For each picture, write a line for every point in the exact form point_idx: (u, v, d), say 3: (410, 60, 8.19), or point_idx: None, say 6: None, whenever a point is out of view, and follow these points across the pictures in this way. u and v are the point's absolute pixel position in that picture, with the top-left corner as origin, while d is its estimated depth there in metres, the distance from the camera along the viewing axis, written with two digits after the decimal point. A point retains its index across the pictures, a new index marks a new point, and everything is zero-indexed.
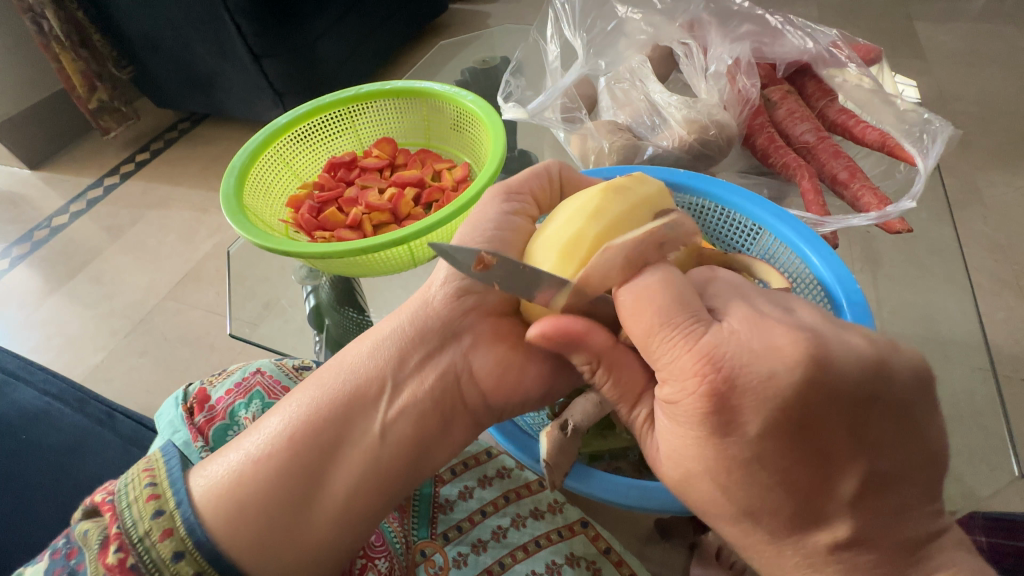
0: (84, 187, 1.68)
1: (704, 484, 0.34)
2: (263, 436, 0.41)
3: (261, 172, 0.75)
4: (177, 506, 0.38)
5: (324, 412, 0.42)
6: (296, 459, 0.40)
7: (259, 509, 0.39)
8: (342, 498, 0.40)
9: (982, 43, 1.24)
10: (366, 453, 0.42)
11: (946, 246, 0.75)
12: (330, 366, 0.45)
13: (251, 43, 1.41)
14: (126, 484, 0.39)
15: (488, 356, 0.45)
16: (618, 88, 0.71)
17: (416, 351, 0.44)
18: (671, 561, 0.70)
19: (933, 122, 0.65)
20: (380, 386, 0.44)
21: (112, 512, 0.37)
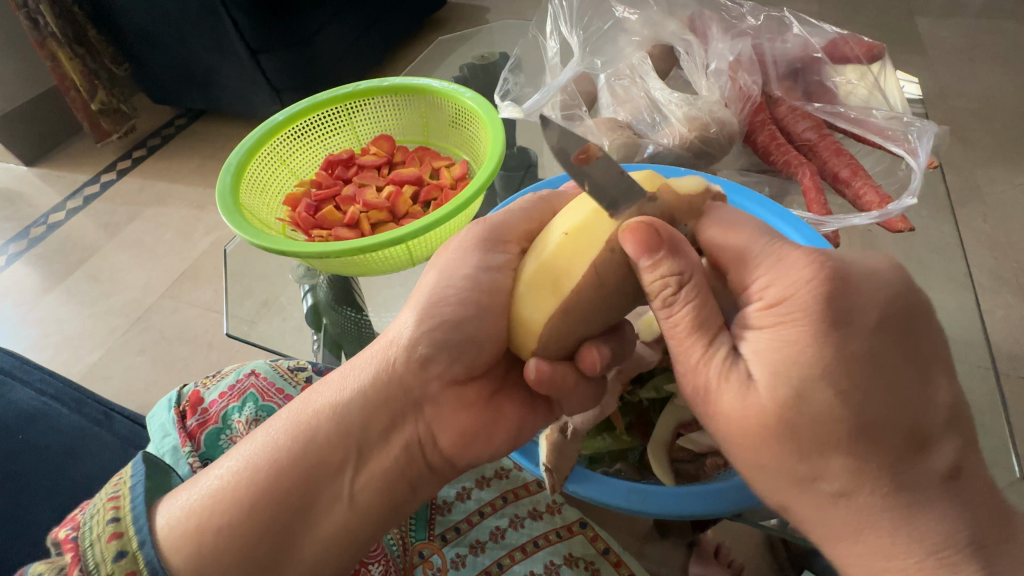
0: (80, 184, 1.67)
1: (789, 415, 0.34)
2: (222, 490, 0.40)
3: (258, 169, 0.74)
4: (139, 546, 0.38)
5: (284, 466, 0.41)
6: (253, 524, 0.39)
7: (221, 565, 0.39)
8: (308, 563, 0.41)
9: (982, 39, 1.24)
10: (332, 520, 0.42)
11: (946, 244, 0.74)
12: (286, 422, 0.43)
13: (248, 38, 1.40)
14: (89, 520, 0.38)
15: (451, 425, 0.45)
16: (618, 85, 0.70)
17: (380, 416, 0.44)
18: (670, 559, 0.69)
19: (916, 123, 0.66)
20: (342, 442, 0.43)
21: (75, 552, 0.37)
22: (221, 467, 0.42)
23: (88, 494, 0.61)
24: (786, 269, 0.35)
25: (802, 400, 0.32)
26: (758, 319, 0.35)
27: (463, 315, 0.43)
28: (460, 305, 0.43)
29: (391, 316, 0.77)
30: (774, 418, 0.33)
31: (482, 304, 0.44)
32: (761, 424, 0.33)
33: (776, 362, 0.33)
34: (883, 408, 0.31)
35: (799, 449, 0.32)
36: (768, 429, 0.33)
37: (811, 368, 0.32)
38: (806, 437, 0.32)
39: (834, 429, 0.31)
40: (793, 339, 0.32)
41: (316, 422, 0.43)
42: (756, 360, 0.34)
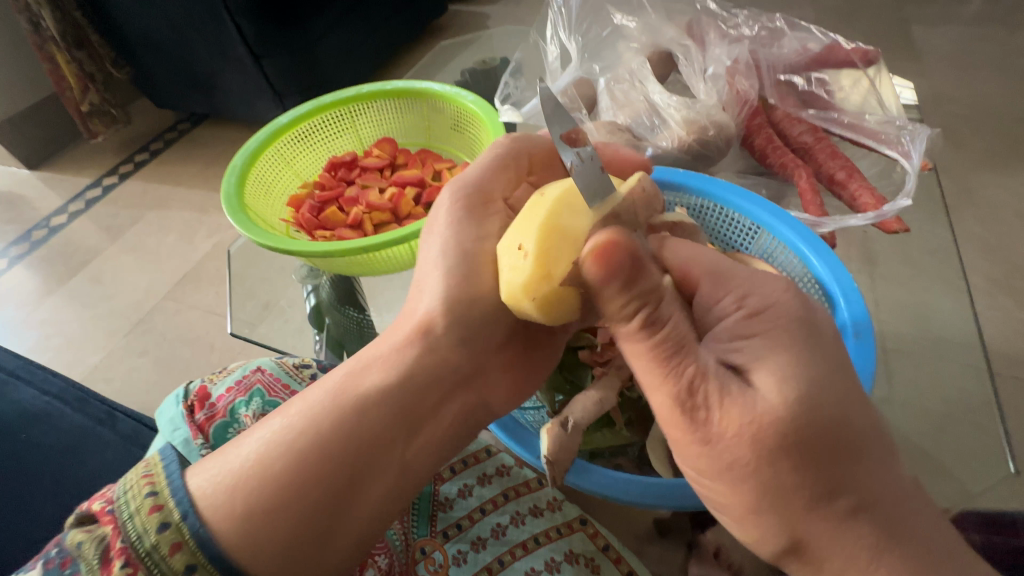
0: (83, 187, 1.68)
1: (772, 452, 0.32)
2: (260, 457, 0.39)
3: (262, 171, 0.75)
4: (182, 518, 0.36)
5: (334, 436, 0.40)
6: (316, 489, 0.39)
7: (272, 533, 0.37)
8: (352, 534, 0.40)
9: (976, 45, 1.25)
10: (385, 488, 0.42)
11: (941, 246, 0.75)
12: (328, 391, 0.42)
13: (251, 43, 1.42)
14: (125, 494, 0.37)
15: (500, 392, 0.50)
16: (617, 89, 0.71)
17: (432, 385, 0.45)
18: (669, 558, 0.69)
19: (910, 127, 0.68)
20: (396, 420, 0.43)
21: (116, 523, 0.35)
22: (259, 437, 0.40)
23: (91, 493, 0.62)
24: (762, 296, 0.35)
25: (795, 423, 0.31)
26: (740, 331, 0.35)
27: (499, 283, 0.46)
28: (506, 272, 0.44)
29: (393, 316, 0.78)
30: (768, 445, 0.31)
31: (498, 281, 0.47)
32: (753, 450, 0.31)
33: (776, 385, 0.32)
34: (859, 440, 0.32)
35: (794, 477, 0.31)
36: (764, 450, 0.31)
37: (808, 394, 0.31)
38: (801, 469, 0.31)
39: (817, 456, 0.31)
40: (785, 359, 0.32)
41: (369, 394, 0.42)
42: (754, 384, 0.32)
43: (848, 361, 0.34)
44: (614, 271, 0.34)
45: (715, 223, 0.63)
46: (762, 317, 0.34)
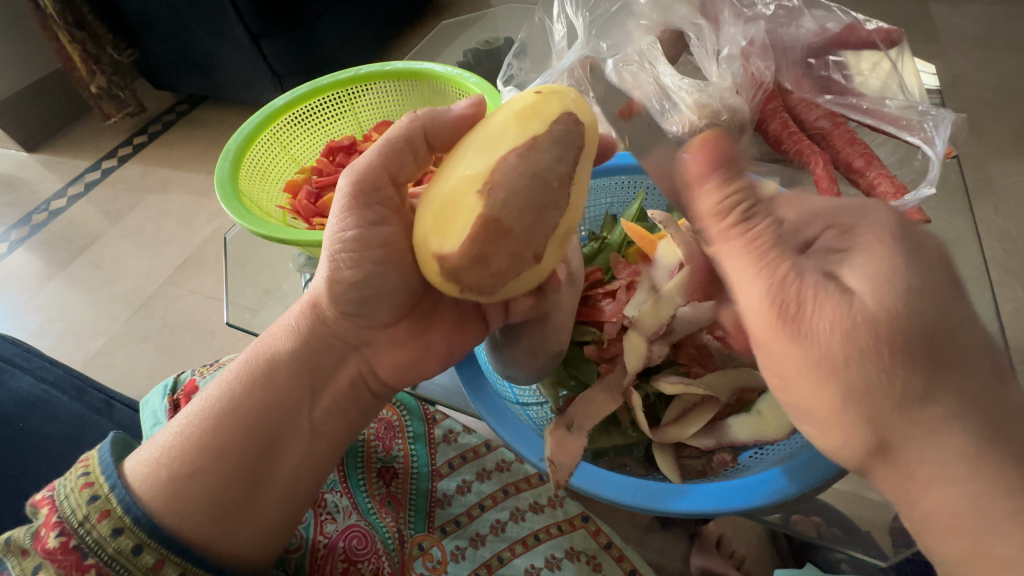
0: (81, 170, 1.66)
1: (887, 339, 0.29)
2: (184, 430, 0.42)
3: (257, 154, 0.73)
4: (111, 489, 0.39)
5: (243, 410, 0.43)
6: (222, 460, 0.41)
7: (196, 493, 0.40)
8: (283, 484, 0.44)
9: (996, 26, 1.20)
10: (302, 443, 0.45)
11: (957, 237, 0.73)
12: (237, 372, 0.45)
13: (248, 22, 1.38)
14: (62, 479, 0.40)
15: (388, 357, 0.49)
16: (626, 69, 0.67)
17: (325, 357, 0.47)
18: (671, 549, 0.68)
19: (932, 112, 0.65)
20: (298, 381, 0.46)
21: (52, 505, 0.38)
22: (172, 425, 0.43)
23: None
24: (863, 205, 0.34)
25: (898, 309, 0.29)
26: (835, 245, 0.33)
27: (364, 275, 0.44)
28: (353, 260, 0.43)
29: None
30: (868, 331, 0.29)
31: (365, 251, 0.43)
32: (857, 338, 0.29)
33: (872, 274, 0.30)
34: (967, 333, 0.30)
35: (892, 368, 0.29)
36: (871, 346, 0.29)
37: (913, 281, 0.30)
38: (881, 367, 0.29)
39: (930, 350, 0.29)
40: (882, 250, 0.31)
41: (269, 363, 0.45)
42: (853, 275, 0.31)
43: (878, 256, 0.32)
44: (712, 164, 0.34)
45: None
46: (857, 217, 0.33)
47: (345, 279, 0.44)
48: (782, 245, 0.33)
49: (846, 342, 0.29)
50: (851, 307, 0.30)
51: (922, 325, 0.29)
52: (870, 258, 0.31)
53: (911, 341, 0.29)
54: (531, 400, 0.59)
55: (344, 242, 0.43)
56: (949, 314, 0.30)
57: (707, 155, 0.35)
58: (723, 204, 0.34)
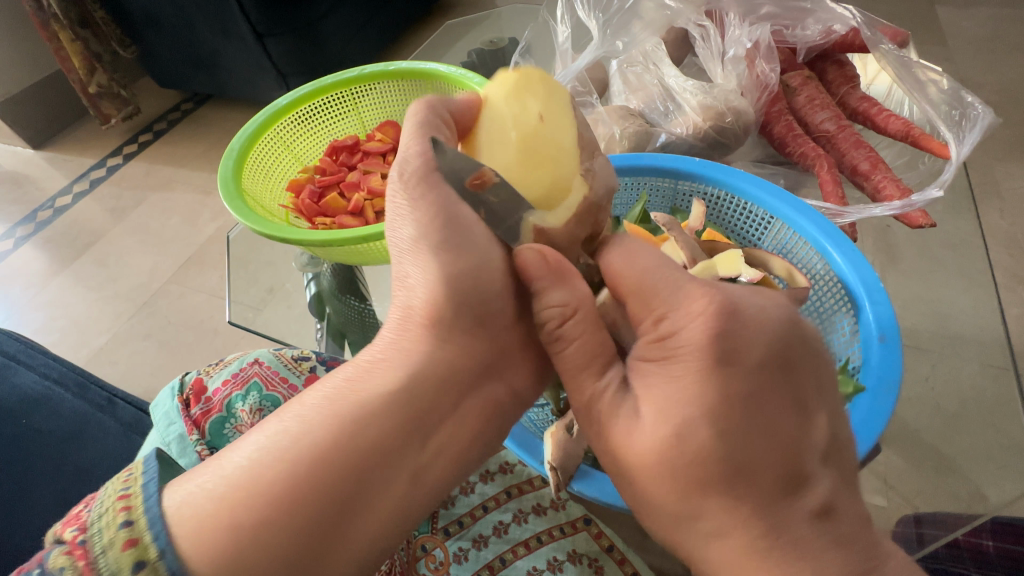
0: (87, 168, 1.67)
1: (676, 462, 0.31)
2: (247, 467, 0.31)
3: (261, 154, 0.73)
4: (159, 557, 0.28)
5: (335, 453, 0.32)
6: (300, 519, 0.30)
7: (265, 563, 0.30)
8: (367, 553, 0.33)
9: (1004, 29, 1.20)
10: (396, 503, 0.34)
11: (963, 241, 0.72)
12: (327, 394, 0.35)
13: (253, 20, 1.38)
14: (96, 518, 0.29)
15: (520, 375, 0.42)
16: (630, 72, 0.69)
17: (448, 379, 0.37)
18: (672, 554, 0.67)
19: (967, 112, 0.62)
20: (408, 416, 0.35)
21: (80, 560, 0.27)
22: (237, 456, 0.32)
23: (90, 481, 0.61)
24: (682, 304, 0.33)
25: (687, 443, 0.31)
26: (653, 353, 0.34)
27: (473, 262, 0.38)
28: (459, 233, 0.38)
29: None
30: (661, 459, 0.32)
31: (462, 232, 0.38)
32: (652, 462, 0.32)
33: (667, 404, 0.32)
34: (761, 451, 0.31)
35: (676, 490, 0.32)
36: (663, 471, 0.32)
37: (700, 412, 0.31)
38: (678, 485, 0.32)
39: (712, 474, 0.31)
40: (683, 375, 0.32)
41: (369, 390, 0.35)
42: (651, 401, 0.33)
43: (762, 363, 0.32)
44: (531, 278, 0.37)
45: (731, 212, 0.61)
46: (676, 326, 0.33)
47: (463, 271, 0.38)
48: (599, 359, 0.37)
49: (649, 467, 0.32)
50: (650, 436, 0.32)
51: (693, 455, 0.31)
52: (670, 383, 0.32)
53: (697, 468, 0.31)
54: (531, 402, 0.59)
55: (435, 210, 0.38)
56: (738, 437, 0.31)
57: (534, 261, 0.37)
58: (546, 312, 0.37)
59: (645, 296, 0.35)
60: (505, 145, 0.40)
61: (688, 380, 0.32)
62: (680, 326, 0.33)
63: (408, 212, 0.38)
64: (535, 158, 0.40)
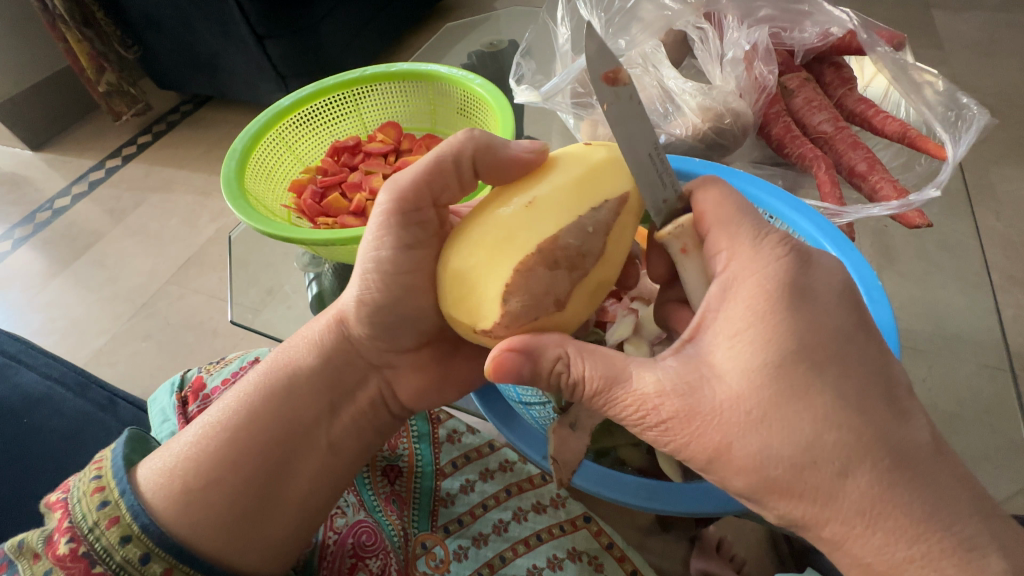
0: (86, 169, 1.67)
1: (769, 405, 0.31)
2: (197, 437, 0.42)
3: (263, 154, 0.74)
4: (121, 495, 0.39)
5: (259, 425, 0.43)
6: (237, 471, 0.41)
7: (209, 506, 0.40)
8: (295, 502, 0.44)
9: (998, 33, 1.21)
10: (318, 462, 0.45)
11: (959, 242, 0.73)
12: (261, 379, 0.45)
13: (254, 23, 1.39)
14: (75, 481, 0.40)
15: (408, 384, 0.50)
16: (629, 74, 0.69)
17: (349, 374, 0.47)
18: (672, 552, 0.68)
19: (962, 113, 0.64)
20: (318, 398, 0.46)
21: (64, 509, 0.38)
22: (189, 433, 0.43)
23: None
24: (751, 250, 0.35)
25: (772, 383, 0.31)
26: (714, 308, 0.34)
27: (394, 297, 0.43)
28: (383, 282, 0.43)
29: None
30: (752, 406, 0.31)
31: (401, 274, 0.42)
32: (741, 414, 0.32)
33: (746, 350, 0.32)
34: (857, 386, 0.31)
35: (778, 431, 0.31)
36: (752, 418, 0.31)
37: (781, 352, 0.31)
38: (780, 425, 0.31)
39: (807, 409, 0.31)
40: (762, 318, 0.32)
41: (292, 376, 0.45)
42: (727, 355, 0.33)
43: (837, 301, 0.33)
44: (517, 375, 0.36)
45: None
46: (742, 271, 0.34)
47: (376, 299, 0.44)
48: (617, 378, 0.35)
49: (733, 421, 0.32)
50: (730, 385, 0.32)
51: (786, 390, 0.31)
52: (750, 325, 0.32)
53: (790, 408, 0.31)
54: None
55: (377, 263, 0.43)
56: (823, 370, 0.31)
57: (510, 366, 0.36)
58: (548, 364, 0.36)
59: (712, 239, 0.37)
60: (494, 226, 0.39)
61: (774, 321, 0.32)
62: (727, 311, 0.34)
63: (360, 257, 0.44)
64: (504, 248, 0.38)
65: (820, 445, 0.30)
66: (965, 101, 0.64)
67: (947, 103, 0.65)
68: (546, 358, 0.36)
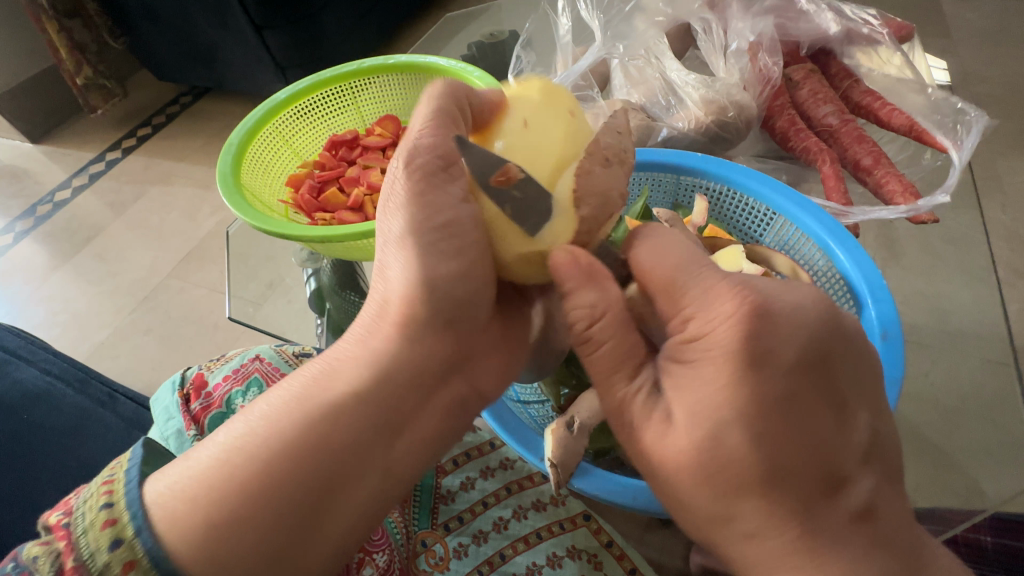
0: (86, 162, 1.66)
1: (716, 468, 0.31)
2: (217, 458, 0.33)
3: (260, 149, 0.73)
4: (137, 533, 0.30)
5: (292, 444, 0.33)
6: (265, 505, 0.31)
7: (223, 554, 0.30)
8: (333, 543, 0.33)
9: (1008, 21, 1.18)
10: (368, 494, 0.34)
11: (964, 236, 0.72)
12: (300, 382, 0.35)
13: (252, 13, 1.37)
14: (82, 504, 0.31)
15: (489, 369, 0.41)
16: (631, 66, 0.68)
17: (414, 375, 0.37)
18: (670, 548, 0.68)
19: (962, 114, 0.63)
20: (373, 411, 0.35)
21: (68, 540, 0.30)
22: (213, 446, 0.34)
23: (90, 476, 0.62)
24: (711, 304, 0.32)
25: (718, 450, 0.31)
26: (681, 356, 0.33)
27: (458, 269, 0.37)
28: (449, 225, 0.36)
29: None
30: (694, 466, 0.31)
31: (453, 207, 0.37)
32: (685, 470, 0.32)
33: (700, 411, 0.31)
34: (796, 453, 0.30)
35: (718, 493, 0.31)
36: (690, 475, 0.32)
37: (730, 418, 0.30)
38: (718, 489, 0.31)
39: (745, 477, 0.30)
40: (713, 382, 0.31)
41: (332, 383, 0.35)
42: (682, 409, 0.32)
43: (800, 362, 0.31)
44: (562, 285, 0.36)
45: (732, 207, 0.60)
46: (704, 328, 0.32)
47: (443, 280, 0.36)
48: (631, 362, 0.36)
49: (681, 473, 0.32)
50: (678, 443, 0.32)
51: (726, 460, 0.30)
52: (703, 389, 0.31)
53: (728, 478, 0.31)
54: (532, 399, 0.59)
55: (423, 182, 0.36)
56: (766, 443, 0.30)
57: (569, 267, 0.36)
58: (587, 307, 0.36)
59: (672, 295, 0.35)
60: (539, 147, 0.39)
61: (722, 387, 0.31)
62: (697, 369, 0.32)
63: (394, 203, 0.38)
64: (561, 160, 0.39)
65: (739, 509, 0.31)
66: (964, 106, 0.64)
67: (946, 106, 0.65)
68: (584, 301, 0.36)
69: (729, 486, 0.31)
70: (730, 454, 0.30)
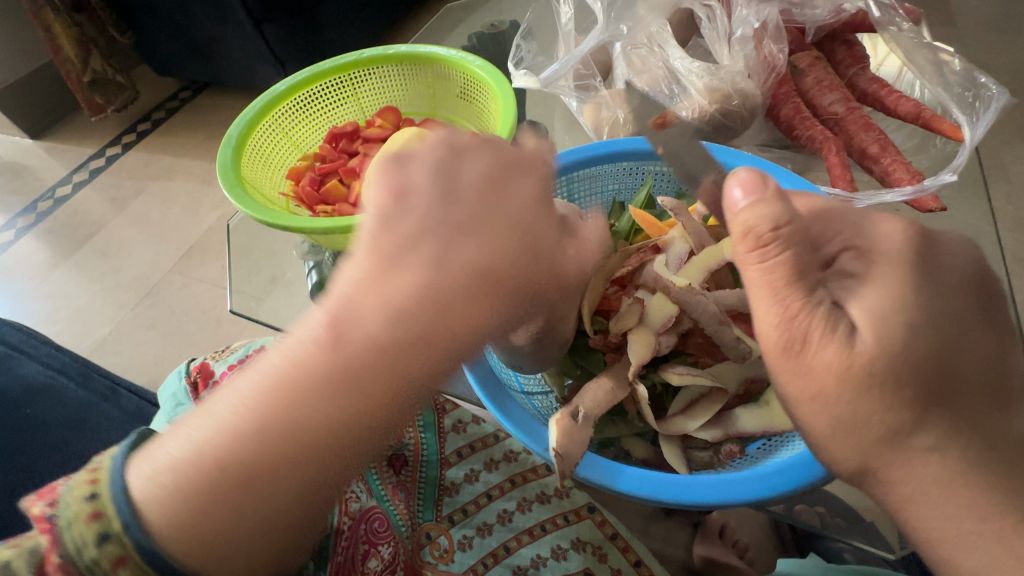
0: (86, 158, 1.66)
1: (901, 370, 0.32)
2: (193, 439, 0.33)
3: (260, 141, 0.72)
4: (112, 503, 0.31)
5: (266, 436, 0.32)
6: (241, 492, 0.32)
7: (206, 537, 0.32)
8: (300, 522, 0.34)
9: (1015, 9, 1.17)
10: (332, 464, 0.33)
11: (969, 226, 0.71)
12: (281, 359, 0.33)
13: (251, 6, 1.37)
14: (66, 494, 0.32)
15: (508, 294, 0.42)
16: (634, 54, 0.67)
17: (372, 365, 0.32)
18: (675, 538, 0.66)
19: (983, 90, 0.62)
20: (334, 404, 0.32)
21: (51, 534, 0.31)
22: (205, 422, 0.34)
23: None
24: (885, 227, 0.36)
25: (907, 350, 0.32)
26: (845, 271, 0.35)
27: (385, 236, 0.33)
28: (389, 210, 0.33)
29: None
30: (884, 367, 0.32)
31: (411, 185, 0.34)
32: (868, 372, 0.33)
33: (885, 313, 0.33)
34: (971, 358, 0.33)
35: (911, 399, 0.32)
36: (878, 376, 0.33)
37: (919, 317, 0.33)
38: (909, 393, 0.32)
39: (932, 376, 0.32)
40: (898, 286, 0.33)
41: (307, 376, 0.33)
42: (863, 313, 0.33)
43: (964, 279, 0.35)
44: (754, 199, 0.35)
45: None
46: (878, 243, 0.35)
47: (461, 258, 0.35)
48: (804, 282, 0.34)
49: (863, 378, 0.33)
50: (865, 344, 0.33)
51: (919, 362, 0.32)
52: (882, 291, 0.33)
53: (918, 376, 0.32)
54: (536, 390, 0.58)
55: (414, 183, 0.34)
56: (952, 341, 0.33)
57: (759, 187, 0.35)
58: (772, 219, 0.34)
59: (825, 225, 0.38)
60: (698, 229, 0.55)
61: (899, 289, 0.33)
62: (867, 280, 0.34)
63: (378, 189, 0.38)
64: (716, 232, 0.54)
65: (929, 418, 0.33)
66: (982, 79, 0.62)
67: (963, 81, 0.63)
68: (763, 211, 0.34)
69: (920, 392, 0.32)
70: (919, 350, 0.32)
